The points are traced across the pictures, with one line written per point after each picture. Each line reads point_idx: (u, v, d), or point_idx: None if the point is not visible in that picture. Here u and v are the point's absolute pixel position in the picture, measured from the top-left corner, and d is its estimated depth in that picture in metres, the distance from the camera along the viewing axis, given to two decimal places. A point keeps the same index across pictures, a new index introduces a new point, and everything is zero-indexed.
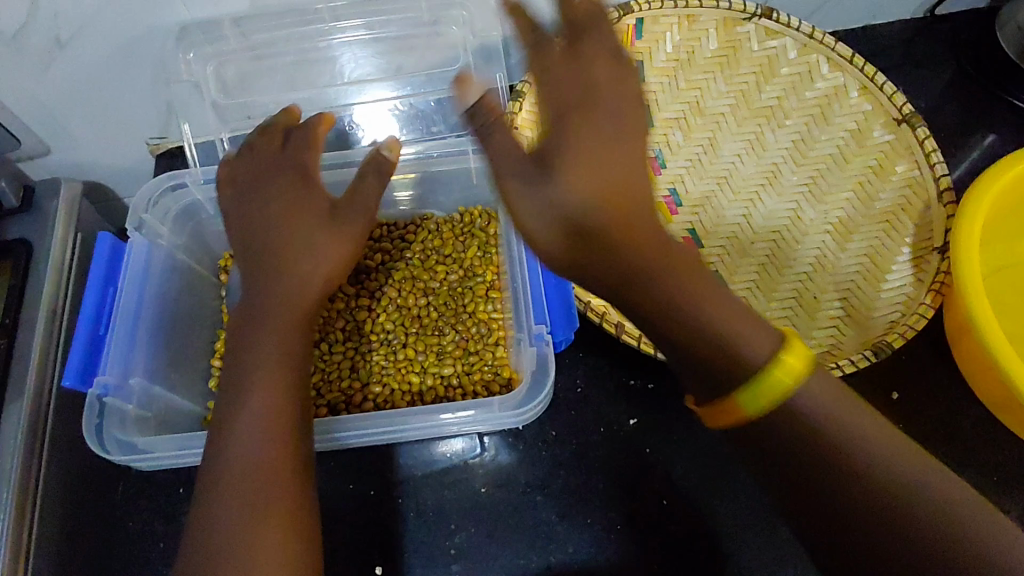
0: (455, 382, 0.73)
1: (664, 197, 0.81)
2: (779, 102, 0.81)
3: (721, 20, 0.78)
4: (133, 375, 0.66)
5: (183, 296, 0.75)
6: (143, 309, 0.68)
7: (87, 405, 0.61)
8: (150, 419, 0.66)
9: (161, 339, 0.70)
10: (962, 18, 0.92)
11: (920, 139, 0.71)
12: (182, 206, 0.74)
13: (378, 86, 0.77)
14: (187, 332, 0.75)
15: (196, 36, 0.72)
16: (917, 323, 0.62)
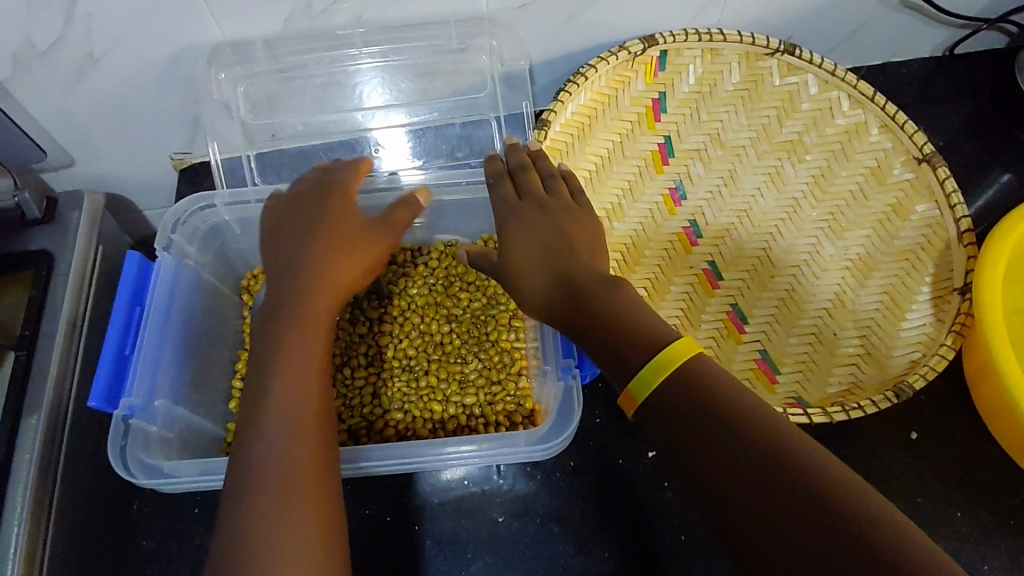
0: (478, 412, 0.74)
1: (683, 228, 0.81)
2: (800, 136, 0.82)
3: (743, 54, 0.79)
4: (158, 396, 0.66)
5: (205, 315, 0.75)
6: (168, 330, 0.68)
7: (112, 426, 0.61)
8: (173, 440, 0.67)
9: (185, 359, 0.71)
10: (980, 58, 0.93)
11: (942, 178, 0.73)
12: (209, 225, 0.75)
13: (401, 111, 0.79)
14: (207, 351, 0.75)
15: (228, 56, 0.72)
16: (938, 364, 0.62)
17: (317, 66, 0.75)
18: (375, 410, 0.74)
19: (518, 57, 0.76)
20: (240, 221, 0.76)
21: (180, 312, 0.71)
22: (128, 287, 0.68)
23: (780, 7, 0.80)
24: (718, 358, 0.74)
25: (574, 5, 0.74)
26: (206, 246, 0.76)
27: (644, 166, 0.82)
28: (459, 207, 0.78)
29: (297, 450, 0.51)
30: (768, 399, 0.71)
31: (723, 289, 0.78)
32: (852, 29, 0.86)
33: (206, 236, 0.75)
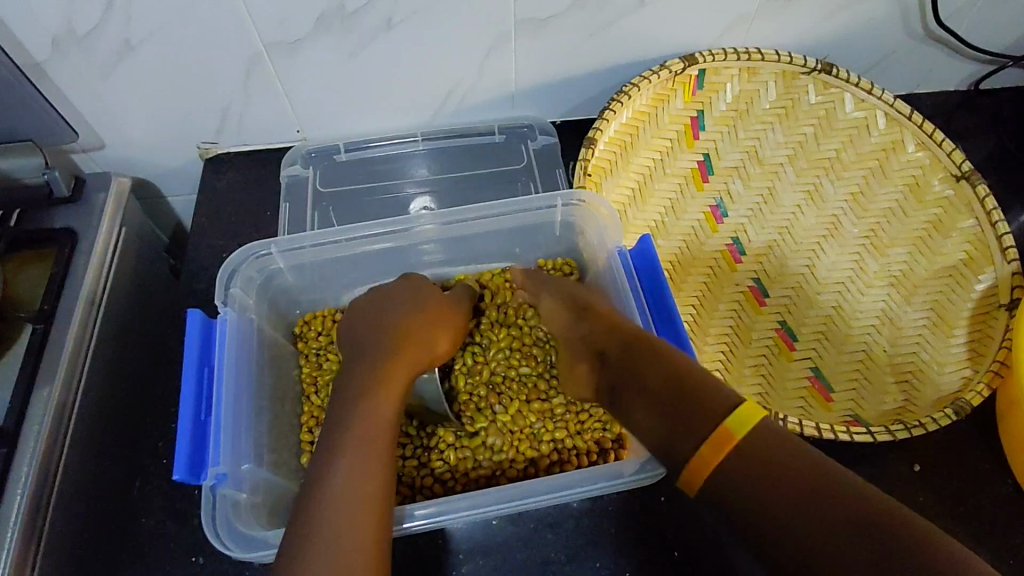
0: (571, 445, 0.68)
1: (726, 246, 0.81)
2: (836, 154, 0.82)
3: (780, 74, 0.80)
4: (246, 458, 0.53)
5: (275, 366, 0.62)
6: (259, 382, 0.58)
7: (200, 501, 0.47)
8: (263, 509, 0.52)
9: (257, 419, 0.55)
10: (1004, 94, 0.93)
11: (981, 196, 0.72)
12: (266, 275, 0.62)
13: (433, 132, 0.87)
14: (271, 409, 0.58)
15: (266, 63, 0.75)
16: (974, 400, 0.62)
17: (363, 68, 0.78)
18: (456, 456, 0.67)
19: (535, 77, 0.82)
20: (295, 268, 0.64)
21: (251, 371, 0.57)
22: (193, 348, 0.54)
23: (807, 33, 0.81)
24: (770, 375, 0.72)
25: (602, 19, 0.75)
26: (262, 298, 0.62)
27: (684, 183, 0.83)
28: (527, 229, 0.70)
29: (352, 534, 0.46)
30: (823, 417, 0.69)
31: (770, 306, 0.77)
32: (876, 60, 0.86)
33: (262, 290, 0.62)
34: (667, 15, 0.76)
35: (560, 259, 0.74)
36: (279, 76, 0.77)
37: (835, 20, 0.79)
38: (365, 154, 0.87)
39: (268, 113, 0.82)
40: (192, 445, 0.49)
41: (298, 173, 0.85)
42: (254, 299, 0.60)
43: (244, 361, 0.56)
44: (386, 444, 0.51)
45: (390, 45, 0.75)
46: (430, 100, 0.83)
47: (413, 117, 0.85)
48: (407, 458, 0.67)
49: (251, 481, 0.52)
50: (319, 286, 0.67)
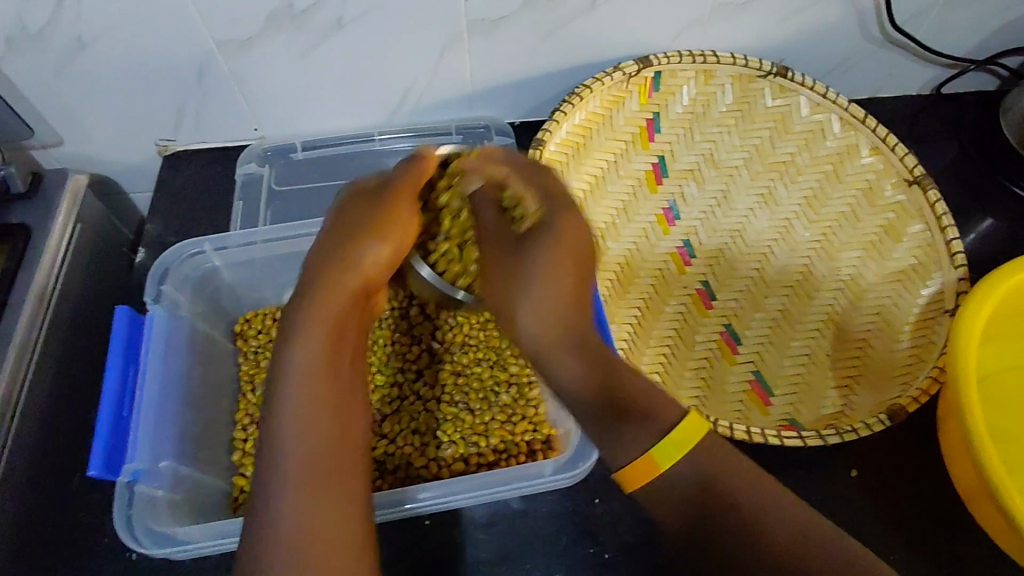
0: (500, 445, 0.67)
1: (676, 248, 0.81)
2: (792, 157, 0.82)
3: (736, 77, 0.80)
4: (167, 455, 0.53)
5: (208, 365, 0.62)
6: (189, 379, 0.58)
7: (114, 498, 0.49)
8: (183, 503, 0.53)
9: (185, 417, 0.56)
10: (967, 99, 0.92)
11: (932, 201, 0.72)
12: (200, 273, 0.62)
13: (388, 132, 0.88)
14: (201, 407, 0.59)
15: (219, 62, 0.76)
16: (910, 406, 0.62)
17: (318, 66, 0.78)
18: (385, 453, 0.67)
19: (491, 77, 0.82)
20: (232, 266, 0.64)
21: (181, 366, 0.58)
22: (118, 347, 0.54)
23: (764, 36, 0.80)
24: (710, 379, 0.73)
25: (555, 20, 0.75)
26: (197, 296, 0.63)
27: (638, 186, 0.83)
28: None
29: (319, 525, 0.44)
30: (758, 421, 0.70)
31: (717, 309, 0.78)
32: (837, 64, 0.85)
33: (196, 288, 0.62)
34: (622, 17, 0.76)
35: None
36: (232, 74, 0.77)
37: (792, 23, 0.79)
38: (320, 154, 0.88)
39: (223, 111, 0.82)
40: (110, 440, 0.50)
41: (254, 170, 0.84)
42: (187, 297, 0.61)
43: (173, 357, 0.57)
44: (326, 421, 0.47)
45: (343, 43, 0.75)
46: (387, 100, 0.83)
47: (370, 117, 0.86)
48: None
49: (172, 477, 0.53)
50: (260, 285, 0.67)
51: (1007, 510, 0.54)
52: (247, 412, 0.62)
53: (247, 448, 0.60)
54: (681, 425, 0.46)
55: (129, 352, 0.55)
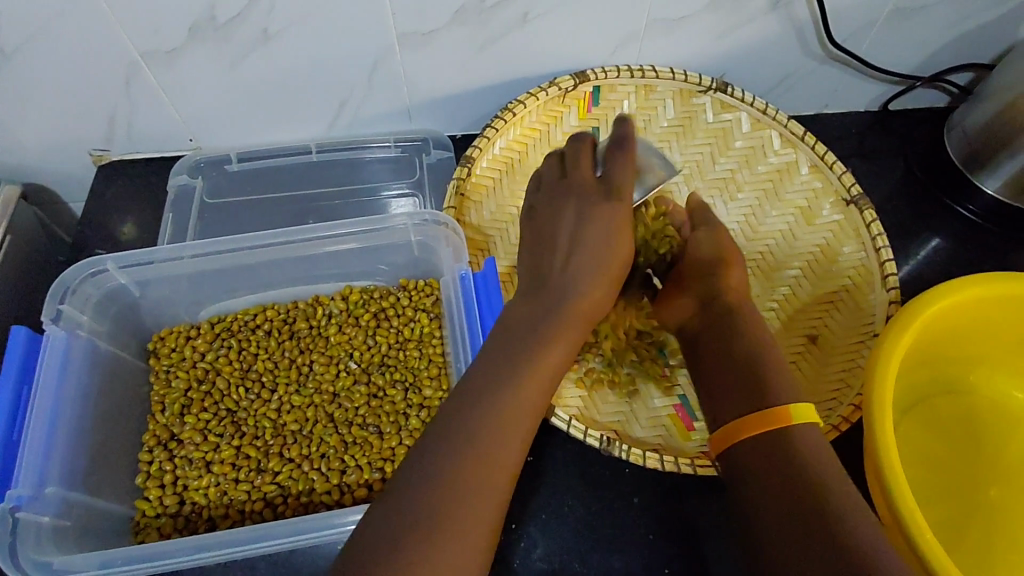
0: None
1: None
2: (732, 174, 0.81)
3: (677, 91, 0.79)
4: (57, 479, 0.52)
5: (109, 386, 0.61)
6: (87, 402, 0.57)
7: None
8: (72, 530, 0.52)
9: (80, 440, 0.55)
10: (915, 116, 0.92)
11: (868, 221, 0.71)
12: (104, 291, 0.61)
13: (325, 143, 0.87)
14: (99, 429, 0.58)
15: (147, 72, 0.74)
16: (828, 434, 0.62)
17: (250, 78, 0.77)
18: (288, 477, 0.62)
19: (430, 90, 0.81)
20: (140, 284, 0.64)
21: (81, 388, 0.57)
22: (11, 371, 0.54)
23: (703, 51, 0.79)
24: (634, 403, 0.70)
25: (486, 34, 0.74)
26: (102, 316, 0.62)
27: None
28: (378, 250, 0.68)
29: (491, 473, 0.43)
30: (678, 446, 0.67)
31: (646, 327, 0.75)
32: (779, 80, 0.84)
33: (99, 308, 0.61)
34: (557, 30, 0.75)
35: (417, 282, 0.70)
36: (161, 84, 0.76)
37: (729, 39, 0.78)
38: (257, 165, 0.87)
39: (157, 121, 0.81)
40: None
41: (186, 182, 0.84)
42: (89, 317, 0.60)
43: (71, 377, 0.56)
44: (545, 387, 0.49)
45: (273, 55, 0.74)
46: (325, 111, 0.82)
47: (308, 129, 0.85)
48: (230, 483, 0.62)
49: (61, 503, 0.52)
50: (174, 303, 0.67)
51: (913, 541, 0.52)
52: (154, 435, 0.63)
53: (151, 471, 0.61)
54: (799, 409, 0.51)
55: (24, 375, 0.54)
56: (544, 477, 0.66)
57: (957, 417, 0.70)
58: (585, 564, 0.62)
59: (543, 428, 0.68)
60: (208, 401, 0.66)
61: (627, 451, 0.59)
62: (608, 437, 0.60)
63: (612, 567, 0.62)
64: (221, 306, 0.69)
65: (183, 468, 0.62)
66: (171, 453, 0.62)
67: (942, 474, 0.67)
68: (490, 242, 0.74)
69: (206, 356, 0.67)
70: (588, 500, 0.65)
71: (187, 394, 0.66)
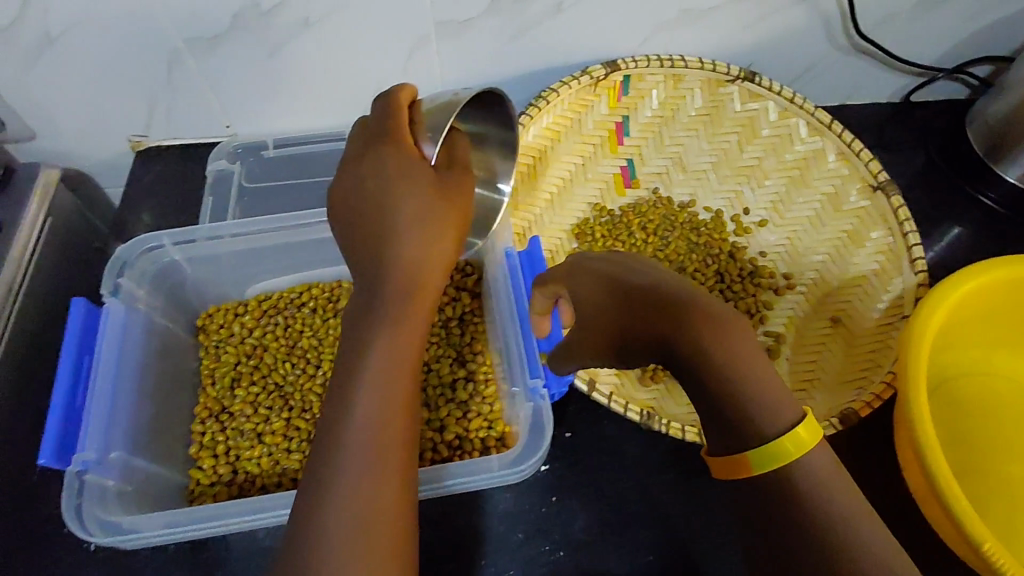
0: (453, 440, 0.68)
1: (619, 168, 0.85)
2: (759, 161, 0.83)
3: (704, 82, 0.80)
4: (117, 446, 0.54)
5: (161, 359, 0.63)
6: (140, 375, 0.59)
7: (63, 486, 0.49)
8: (132, 494, 0.54)
9: (136, 411, 0.57)
10: (935, 107, 0.93)
11: (894, 207, 0.72)
12: (158, 267, 0.63)
13: None
14: (154, 399, 0.61)
15: (188, 59, 0.76)
16: (862, 410, 0.63)
17: (288, 65, 0.78)
18: None
19: (464, 78, 0.83)
20: (192, 260, 0.65)
21: (135, 358, 0.59)
22: (73, 341, 0.55)
23: (731, 41, 0.81)
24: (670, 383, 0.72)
25: (520, 22, 0.76)
26: (157, 291, 0.64)
27: (605, 189, 0.85)
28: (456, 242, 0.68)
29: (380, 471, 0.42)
30: None
31: None
32: (804, 71, 0.87)
33: (155, 283, 0.63)
34: (589, 20, 0.76)
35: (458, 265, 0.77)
36: (201, 71, 0.77)
37: (758, 29, 0.79)
38: (293, 151, 0.88)
39: (195, 107, 0.83)
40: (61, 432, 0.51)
41: (225, 167, 0.85)
42: (144, 289, 0.62)
43: (128, 349, 0.58)
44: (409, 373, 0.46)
45: (310, 43, 0.75)
46: (360, 98, 0.84)
47: (343, 115, 0.87)
48: (281, 454, 0.63)
49: (121, 469, 0.54)
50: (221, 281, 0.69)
51: (952, 511, 0.54)
52: (205, 408, 0.65)
53: (204, 441, 0.64)
54: (797, 429, 0.41)
55: (84, 344, 0.56)
56: (581, 453, 0.67)
57: (981, 394, 0.72)
58: (623, 537, 0.63)
59: (579, 406, 0.70)
60: (257, 375, 0.68)
61: (666, 425, 0.61)
62: (648, 412, 0.61)
63: (650, 540, 0.63)
64: (267, 285, 0.72)
65: (236, 438, 0.64)
66: (222, 425, 0.65)
67: (966, 454, 0.68)
68: (525, 227, 0.76)
69: (253, 332, 0.70)
70: (623, 476, 0.66)
71: (237, 368, 0.68)
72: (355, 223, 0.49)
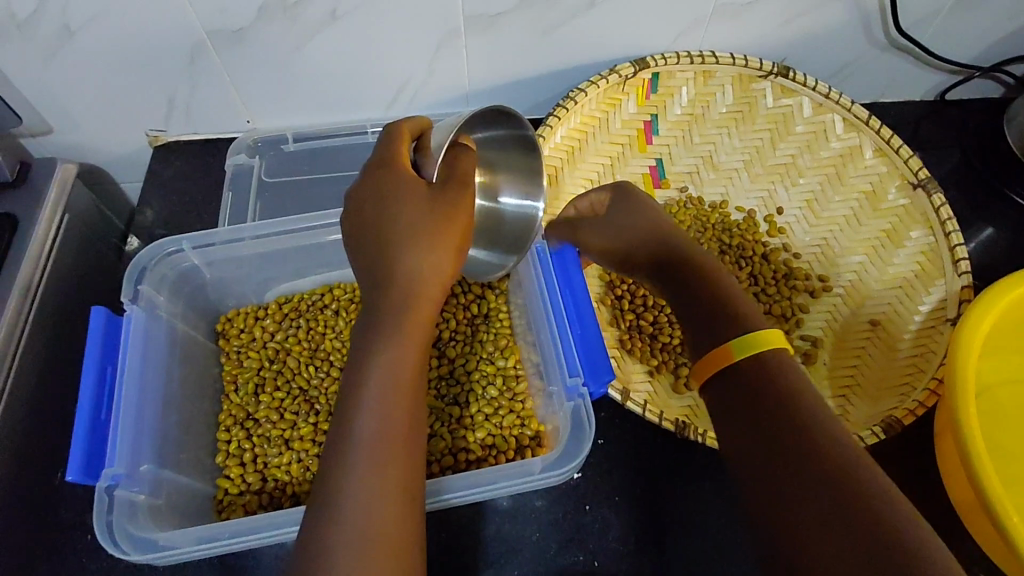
0: (487, 439, 0.67)
1: (648, 167, 0.83)
2: (793, 159, 0.81)
3: (736, 77, 0.78)
4: (145, 457, 0.53)
5: (184, 367, 0.62)
6: (164, 383, 0.58)
7: (95, 502, 0.48)
8: (162, 507, 0.53)
9: (162, 421, 0.56)
10: (969, 106, 0.91)
11: (936, 205, 0.70)
12: (180, 271, 0.62)
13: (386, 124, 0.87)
14: (180, 409, 0.59)
15: (210, 53, 0.74)
16: (905, 418, 0.61)
17: (312, 59, 0.76)
18: None
19: (490, 74, 0.81)
20: (211, 265, 0.64)
21: (157, 366, 0.57)
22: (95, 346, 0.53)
23: (765, 37, 0.79)
24: None
25: (550, 18, 0.74)
26: (177, 294, 0.62)
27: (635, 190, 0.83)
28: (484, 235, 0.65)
29: (388, 486, 0.42)
30: None
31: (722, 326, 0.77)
32: (839, 68, 0.85)
33: (176, 287, 0.62)
34: (620, 15, 0.74)
35: None
36: (224, 64, 0.75)
37: (793, 25, 0.77)
38: (314, 146, 0.87)
39: (215, 101, 0.81)
40: (88, 445, 0.49)
41: (243, 162, 0.83)
42: (166, 295, 0.60)
43: (150, 357, 0.56)
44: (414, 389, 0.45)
45: (335, 36, 0.73)
46: (385, 93, 0.82)
47: (366, 110, 0.85)
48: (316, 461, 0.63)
49: (150, 482, 0.52)
50: (242, 283, 0.68)
51: (1003, 527, 0.52)
52: (230, 415, 0.65)
53: (230, 450, 0.63)
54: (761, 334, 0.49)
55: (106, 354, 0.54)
56: (614, 461, 0.66)
57: None
58: (660, 546, 0.62)
59: (612, 412, 0.69)
60: (281, 380, 0.67)
61: (702, 436, 0.59)
62: (683, 422, 0.60)
63: (688, 549, 0.61)
64: (289, 286, 0.70)
65: (264, 445, 0.63)
66: (248, 432, 0.64)
67: (1012, 464, 0.66)
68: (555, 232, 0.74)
69: (276, 336, 0.69)
70: (658, 483, 0.65)
71: (260, 373, 0.67)
72: (354, 235, 0.48)
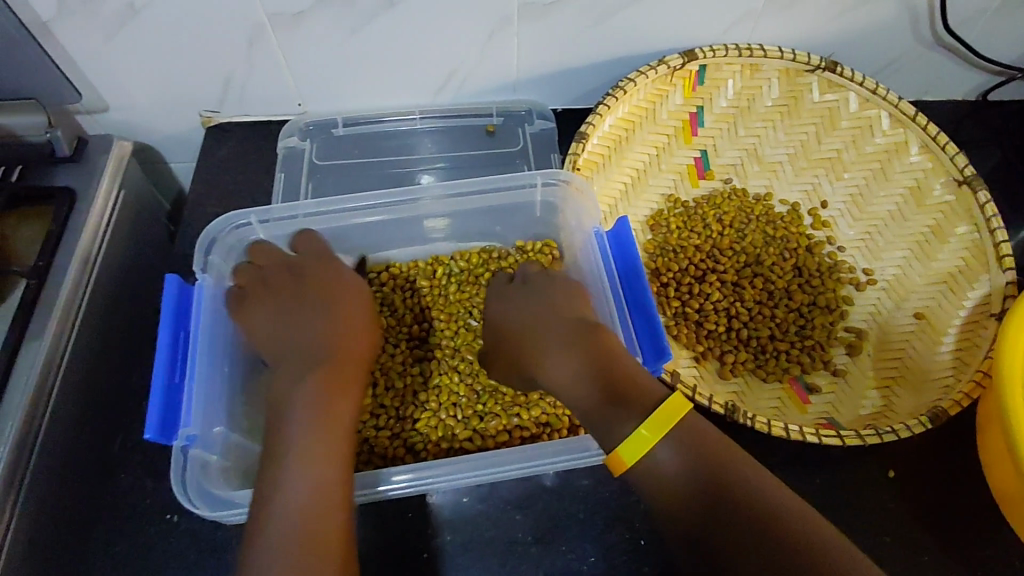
0: (541, 417, 0.69)
1: (693, 159, 0.84)
2: (838, 154, 0.82)
3: (783, 71, 0.79)
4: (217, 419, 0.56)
5: None
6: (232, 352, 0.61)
7: (171, 459, 0.52)
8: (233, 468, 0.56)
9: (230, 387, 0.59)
10: (1011, 107, 0.92)
11: (982, 202, 0.71)
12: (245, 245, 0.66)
13: (434, 108, 0.88)
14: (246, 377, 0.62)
15: (266, 34, 0.75)
16: (951, 409, 0.62)
17: (365, 43, 0.78)
18: (429, 426, 0.68)
19: (539, 62, 0.82)
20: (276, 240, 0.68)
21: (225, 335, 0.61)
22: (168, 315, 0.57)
23: (813, 32, 0.80)
24: (750, 380, 0.74)
25: (603, 8, 0.75)
26: None
27: (679, 179, 0.84)
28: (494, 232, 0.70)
29: (320, 520, 0.48)
30: (798, 418, 0.71)
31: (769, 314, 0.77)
32: (885, 64, 0.85)
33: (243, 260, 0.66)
34: (671, 7, 0.75)
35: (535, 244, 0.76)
36: (279, 46, 0.77)
37: (842, 20, 0.78)
38: (364, 130, 0.89)
39: (268, 83, 0.82)
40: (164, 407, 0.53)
41: (295, 144, 0.87)
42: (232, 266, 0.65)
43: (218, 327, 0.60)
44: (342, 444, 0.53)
45: (390, 22, 0.75)
46: (434, 79, 0.83)
47: (415, 96, 0.86)
48: (379, 430, 0.68)
49: (222, 444, 0.56)
50: None
51: None
52: None
53: None
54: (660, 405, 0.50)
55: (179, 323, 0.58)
56: None
57: None
58: None
59: None
60: None
61: (754, 419, 0.60)
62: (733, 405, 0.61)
63: None
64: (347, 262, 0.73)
65: None
66: None
67: None
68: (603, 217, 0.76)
69: None
70: None
71: None
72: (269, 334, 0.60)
